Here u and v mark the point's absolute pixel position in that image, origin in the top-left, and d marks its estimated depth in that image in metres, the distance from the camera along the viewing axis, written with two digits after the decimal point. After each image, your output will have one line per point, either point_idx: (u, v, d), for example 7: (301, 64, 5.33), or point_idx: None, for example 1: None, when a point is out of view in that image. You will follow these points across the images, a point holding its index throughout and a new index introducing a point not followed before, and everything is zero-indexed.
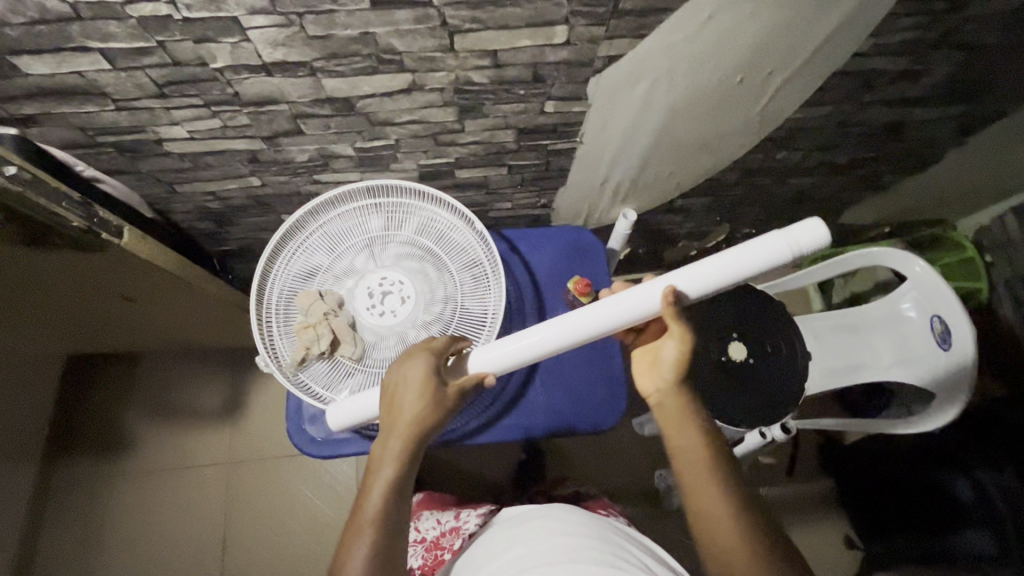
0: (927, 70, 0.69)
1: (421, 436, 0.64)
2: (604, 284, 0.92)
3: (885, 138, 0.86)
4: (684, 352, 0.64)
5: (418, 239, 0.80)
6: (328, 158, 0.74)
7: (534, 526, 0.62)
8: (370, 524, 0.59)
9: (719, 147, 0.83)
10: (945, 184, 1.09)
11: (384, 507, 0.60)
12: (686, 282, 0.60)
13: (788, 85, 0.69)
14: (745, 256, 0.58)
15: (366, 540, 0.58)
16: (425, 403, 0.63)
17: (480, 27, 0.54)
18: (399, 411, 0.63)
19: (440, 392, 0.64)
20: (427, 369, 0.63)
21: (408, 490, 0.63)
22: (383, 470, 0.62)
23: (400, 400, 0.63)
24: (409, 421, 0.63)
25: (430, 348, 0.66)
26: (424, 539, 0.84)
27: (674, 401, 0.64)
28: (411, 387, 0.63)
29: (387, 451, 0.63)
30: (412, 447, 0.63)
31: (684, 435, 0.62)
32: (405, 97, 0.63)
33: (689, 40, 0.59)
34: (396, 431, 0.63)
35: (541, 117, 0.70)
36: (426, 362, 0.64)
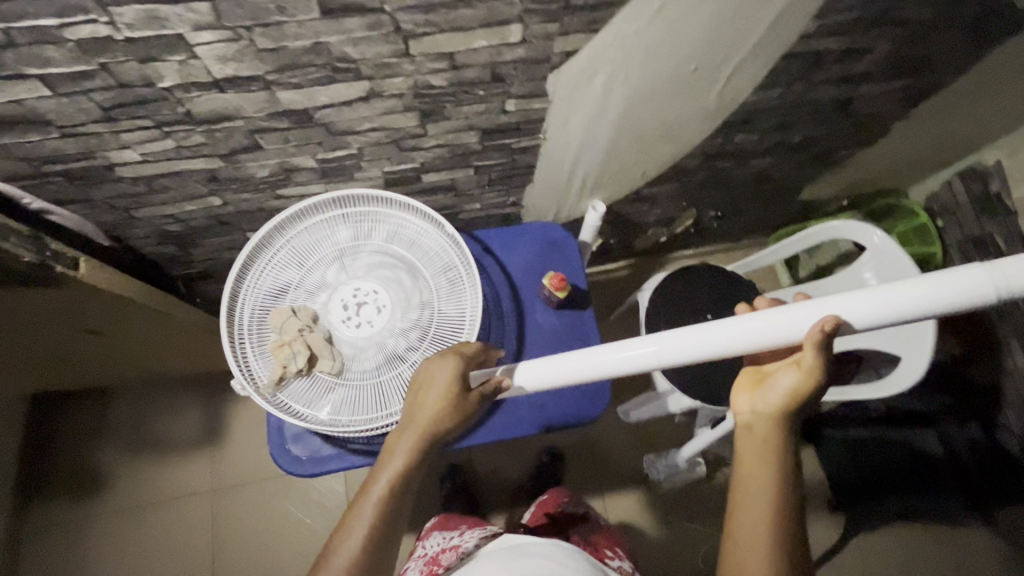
0: (870, 48, 0.72)
1: (436, 435, 0.65)
2: (579, 276, 0.93)
3: (837, 114, 0.89)
4: (805, 388, 0.59)
5: (390, 246, 0.80)
6: (290, 172, 0.73)
7: (534, 564, 0.64)
8: (375, 505, 0.62)
9: (679, 133, 0.84)
10: (896, 154, 1.13)
11: (389, 495, 0.63)
12: (856, 310, 0.51)
13: (740, 70, 0.71)
14: (937, 287, 0.49)
15: (367, 519, 0.61)
16: (445, 405, 0.64)
17: (434, 30, 0.53)
18: (422, 406, 0.65)
19: (461, 395, 0.66)
20: (454, 374, 0.65)
21: (413, 483, 0.65)
22: (396, 460, 0.64)
23: (423, 398, 0.65)
24: (428, 420, 0.64)
25: (458, 352, 0.67)
26: (425, 554, 0.85)
27: (765, 426, 0.61)
28: (437, 387, 0.64)
29: (400, 442, 0.65)
30: (425, 444, 0.65)
31: (756, 460, 0.59)
32: (364, 105, 0.62)
33: (642, 33, 0.60)
34: (414, 428, 0.65)
35: (502, 117, 0.70)
36: (453, 366, 0.65)
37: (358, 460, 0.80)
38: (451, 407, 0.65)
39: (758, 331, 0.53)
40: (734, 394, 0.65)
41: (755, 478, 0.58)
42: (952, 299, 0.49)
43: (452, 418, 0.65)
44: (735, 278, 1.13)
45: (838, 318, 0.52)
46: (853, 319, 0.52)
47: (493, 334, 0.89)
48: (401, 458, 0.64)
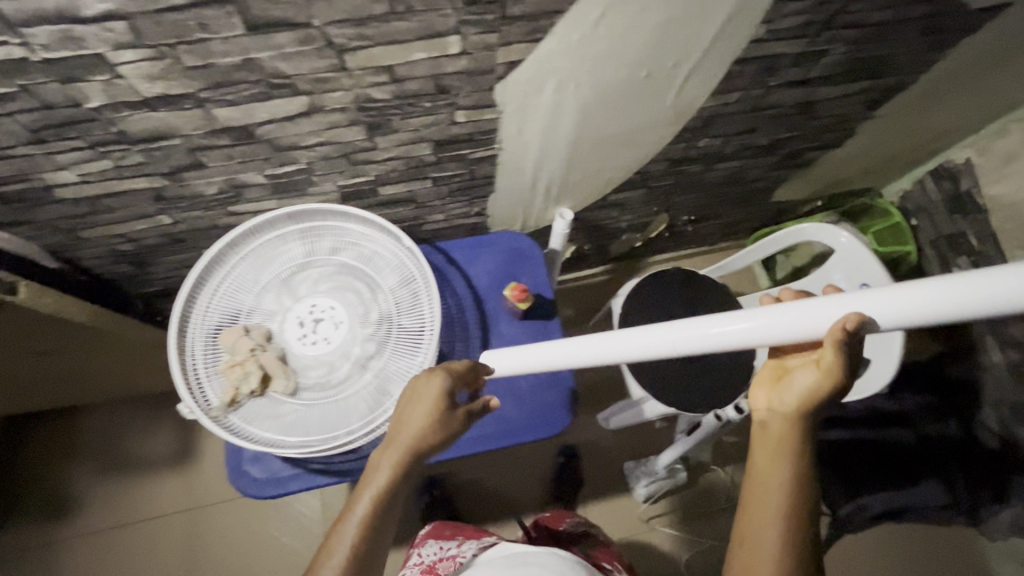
0: (824, 51, 0.71)
1: (421, 453, 0.64)
2: (546, 285, 0.92)
3: (799, 117, 0.88)
4: (822, 388, 0.57)
5: (348, 261, 0.79)
6: (239, 188, 0.71)
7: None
8: (358, 523, 0.62)
9: (640, 139, 0.83)
10: (866, 154, 1.13)
11: (372, 513, 0.62)
12: (882, 307, 0.45)
13: (694, 75, 0.70)
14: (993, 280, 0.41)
15: (351, 536, 0.61)
16: (431, 423, 0.63)
17: (369, 44, 0.52)
18: (405, 423, 0.63)
19: (448, 413, 0.64)
20: (441, 391, 0.63)
21: (398, 499, 0.64)
22: (380, 476, 0.63)
23: (408, 415, 0.63)
24: (412, 437, 0.62)
25: (448, 368, 0.64)
26: (422, 563, 0.84)
27: (783, 426, 0.60)
28: (421, 404, 0.63)
29: (384, 459, 0.64)
30: (410, 462, 0.63)
31: (771, 466, 0.58)
32: (306, 120, 0.61)
33: (586, 42, 0.59)
34: (398, 446, 0.63)
35: (454, 128, 0.69)
36: (440, 383, 0.63)
37: (318, 479, 0.78)
38: (437, 425, 0.63)
39: (763, 327, 0.49)
40: (753, 390, 0.64)
41: (768, 485, 0.58)
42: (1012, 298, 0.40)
43: (437, 436, 0.63)
44: (708, 281, 1.12)
45: (862, 317, 0.46)
46: (878, 316, 0.45)
47: (457, 347, 0.87)
48: (386, 475, 0.63)
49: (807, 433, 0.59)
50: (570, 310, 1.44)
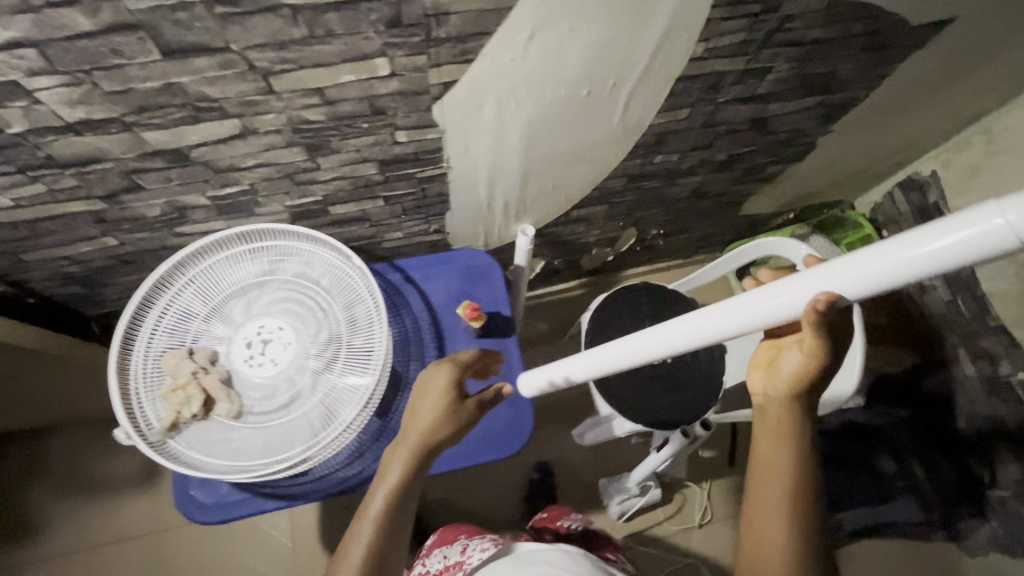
0: (768, 68, 0.71)
1: (431, 448, 0.65)
2: (504, 303, 0.91)
3: (754, 132, 0.88)
4: (811, 370, 0.57)
5: (299, 281, 0.78)
6: (183, 210, 0.71)
7: (538, 574, 0.63)
8: (372, 520, 0.63)
9: (594, 155, 0.83)
10: (831, 167, 1.13)
11: (385, 511, 0.63)
12: (846, 281, 0.39)
13: (638, 93, 0.70)
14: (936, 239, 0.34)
15: (365, 534, 0.62)
16: (441, 414, 0.66)
17: (293, 67, 0.52)
18: (417, 419, 0.66)
19: (457, 404, 0.67)
20: (448, 380, 0.67)
21: (411, 496, 0.65)
22: (391, 474, 0.65)
23: (419, 407, 0.67)
24: (423, 432, 0.65)
25: (454, 359, 0.70)
26: (429, 572, 0.86)
27: (780, 410, 0.60)
28: (432, 397, 0.66)
29: (396, 455, 0.65)
30: (421, 457, 0.65)
31: (775, 453, 0.59)
32: (241, 142, 0.61)
33: (519, 62, 0.59)
34: (409, 439, 0.65)
35: (396, 148, 0.69)
36: (447, 372, 0.68)
37: (266, 504, 0.77)
38: (446, 416, 0.66)
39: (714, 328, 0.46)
40: (749, 371, 0.64)
41: (771, 470, 0.59)
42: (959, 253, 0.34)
43: (446, 429, 0.66)
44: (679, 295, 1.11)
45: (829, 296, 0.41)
46: (846, 292, 0.40)
47: (412, 366, 0.86)
48: (397, 471, 0.64)
49: (807, 415, 0.60)
50: (544, 325, 1.43)
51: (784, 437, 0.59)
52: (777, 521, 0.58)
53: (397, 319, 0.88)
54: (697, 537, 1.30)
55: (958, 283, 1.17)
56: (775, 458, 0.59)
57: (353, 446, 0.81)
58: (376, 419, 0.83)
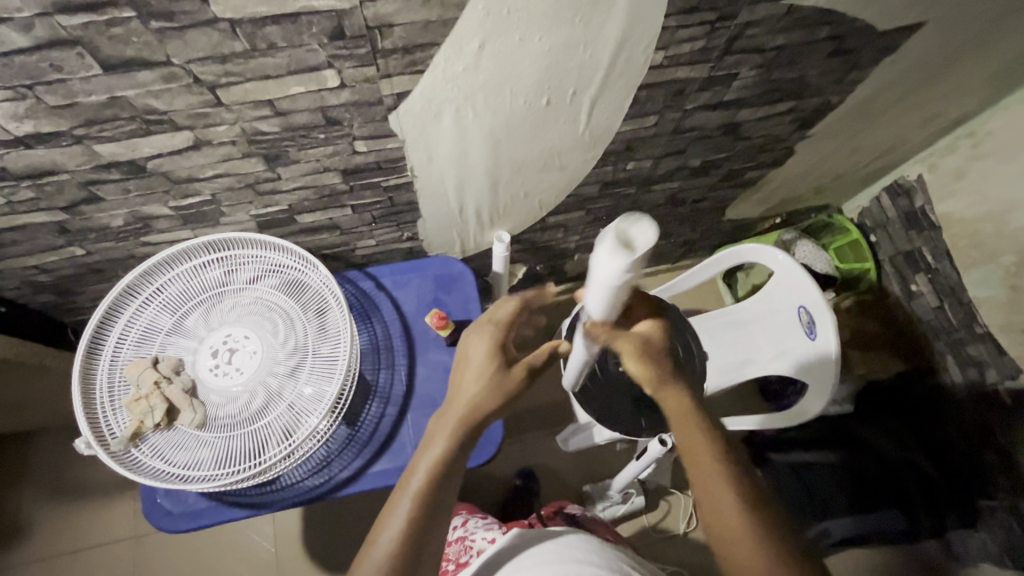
0: (733, 75, 0.71)
1: (480, 418, 0.66)
2: (476, 310, 0.91)
3: (728, 138, 0.87)
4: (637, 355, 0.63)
5: (267, 289, 0.78)
6: (147, 220, 0.71)
7: (552, 547, 0.68)
8: (414, 493, 0.61)
9: (564, 162, 0.82)
10: (813, 171, 1.11)
11: (429, 484, 0.61)
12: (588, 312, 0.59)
13: (600, 100, 0.69)
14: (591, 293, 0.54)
15: (406, 507, 0.60)
16: (487, 381, 0.67)
17: (240, 80, 0.52)
18: (461, 389, 0.68)
19: (503, 372, 0.69)
20: (492, 344, 0.69)
21: (456, 472, 0.64)
22: (435, 447, 0.64)
23: (464, 377, 0.69)
24: (470, 400, 0.67)
25: (495, 320, 0.71)
26: None
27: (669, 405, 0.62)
28: (474, 364, 0.69)
29: (443, 429, 0.66)
30: (467, 428, 0.66)
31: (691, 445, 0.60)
32: (197, 154, 0.61)
33: (472, 72, 0.58)
34: (456, 410, 0.66)
35: (357, 157, 0.69)
36: (489, 336, 0.70)
37: (233, 512, 0.77)
38: (493, 383, 0.67)
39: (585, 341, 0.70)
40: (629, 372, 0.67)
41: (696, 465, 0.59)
42: (602, 296, 0.53)
43: (494, 396, 0.67)
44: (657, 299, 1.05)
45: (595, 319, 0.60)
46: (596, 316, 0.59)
47: (382, 374, 0.86)
48: (442, 444, 0.64)
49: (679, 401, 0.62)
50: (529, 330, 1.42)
51: (686, 425, 0.61)
52: (718, 498, 0.57)
53: (368, 327, 0.88)
54: (682, 544, 1.28)
55: (944, 289, 1.15)
56: (694, 449, 0.59)
57: (321, 455, 0.81)
58: (345, 428, 0.83)
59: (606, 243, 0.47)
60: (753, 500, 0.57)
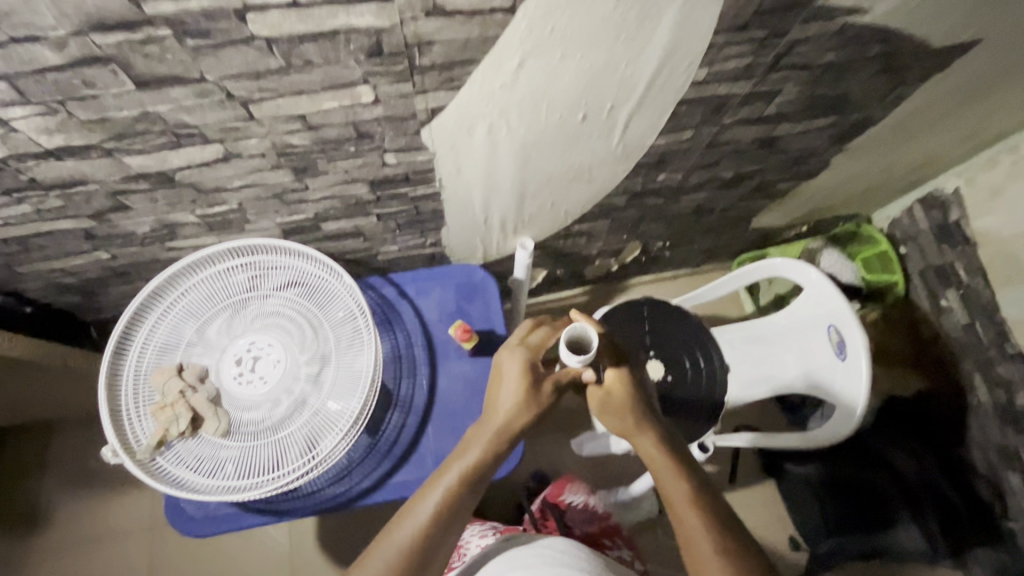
0: (776, 91, 0.68)
1: (513, 432, 0.65)
2: (499, 321, 0.90)
3: (763, 151, 0.84)
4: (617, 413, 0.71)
5: (291, 299, 0.78)
6: (173, 227, 0.70)
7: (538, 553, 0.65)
8: (445, 491, 0.61)
9: (593, 174, 0.80)
10: (846, 182, 1.08)
11: (461, 488, 0.61)
12: None
13: (638, 114, 0.66)
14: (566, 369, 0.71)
15: (433, 503, 0.60)
16: (524, 396, 0.66)
17: (273, 95, 0.51)
18: (497, 403, 0.67)
19: (537, 388, 0.68)
20: (524, 363, 0.68)
21: (482, 482, 0.63)
22: (469, 453, 0.63)
23: (501, 393, 0.67)
24: (507, 413, 0.66)
25: (527, 344, 0.71)
26: None
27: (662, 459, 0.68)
28: (512, 380, 0.67)
29: (480, 437, 0.65)
30: (503, 441, 0.65)
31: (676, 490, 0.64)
32: (226, 165, 0.60)
33: (509, 87, 0.56)
34: (493, 422, 0.66)
35: (386, 169, 0.67)
36: (522, 356, 0.69)
37: (254, 519, 0.77)
38: (528, 400, 0.66)
39: None
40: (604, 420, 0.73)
41: (686, 510, 0.63)
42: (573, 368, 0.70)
43: (528, 412, 0.66)
44: (684, 311, 1.02)
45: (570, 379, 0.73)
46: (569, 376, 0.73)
47: (402, 384, 0.85)
48: (477, 452, 0.63)
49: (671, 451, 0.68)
50: None
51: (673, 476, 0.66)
52: (696, 540, 0.60)
53: (390, 335, 0.87)
54: None
55: (975, 305, 1.12)
56: (674, 497, 0.64)
57: (342, 463, 0.80)
58: (366, 436, 0.83)
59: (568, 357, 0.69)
60: (733, 544, 0.60)
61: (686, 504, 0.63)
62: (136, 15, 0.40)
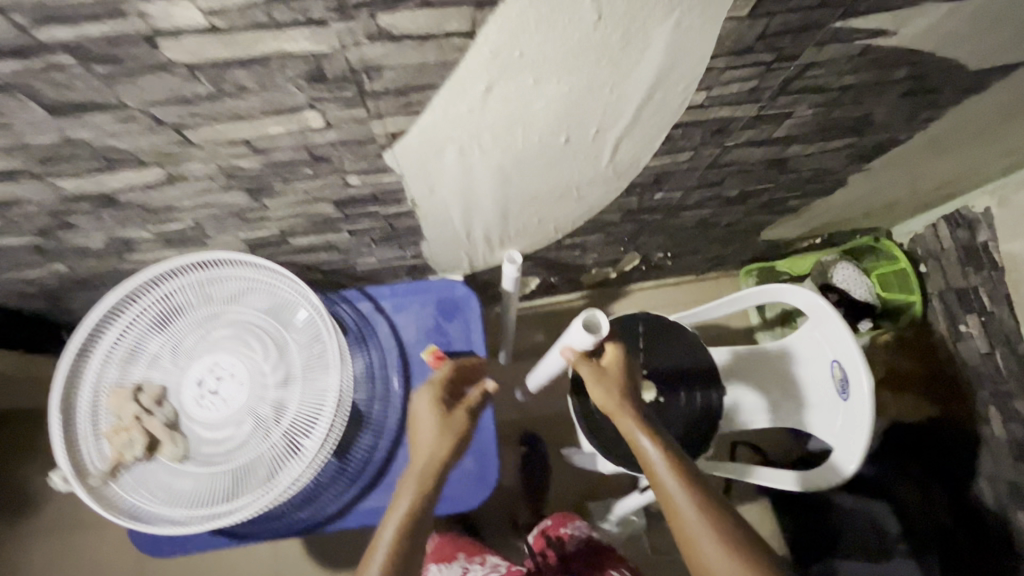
0: (787, 114, 0.61)
1: (444, 467, 0.66)
2: (479, 342, 0.85)
3: (771, 171, 0.77)
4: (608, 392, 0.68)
5: (258, 319, 0.74)
6: (128, 242, 0.66)
7: None
8: (388, 542, 0.59)
9: (583, 193, 0.73)
10: (864, 199, 1.00)
11: (400, 537, 0.60)
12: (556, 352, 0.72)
13: (628, 137, 0.60)
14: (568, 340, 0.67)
15: (382, 552, 0.59)
16: (435, 428, 0.68)
17: (208, 121, 0.45)
18: (419, 442, 0.68)
19: (448, 416, 0.70)
20: (431, 397, 0.71)
21: (424, 530, 0.62)
22: (401, 502, 0.63)
23: (421, 436, 0.69)
24: (428, 452, 0.66)
25: (432, 380, 0.74)
26: None
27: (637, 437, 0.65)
28: (422, 415, 0.70)
29: (408, 483, 0.65)
30: (431, 481, 0.65)
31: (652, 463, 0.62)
32: (172, 187, 0.55)
33: (476, 112, 0.50)
34: (416, 465, 0.66)
35: (351, 189, 0.62)
36: (428, 392, 0.72)
37: (216, 542, 0.75)
38: (441, 429, 0.68)
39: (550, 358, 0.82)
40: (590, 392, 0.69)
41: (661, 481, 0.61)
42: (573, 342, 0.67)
43: (447, 440, 0.67)
44: (686, 330, 0.96)
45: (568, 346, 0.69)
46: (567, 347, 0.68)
47: (375, 406, 0.81)
48: (409, 498, 0.63)
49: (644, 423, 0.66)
50: (539, 337, 1.35)
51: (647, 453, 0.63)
52: (675, 503, 0.58)
53: (365, 354, 0.83)
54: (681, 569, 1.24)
55: (996, 334, 1.04)
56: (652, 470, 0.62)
57: (308, 488, 0.78)
58: (335, 459, 0.79)
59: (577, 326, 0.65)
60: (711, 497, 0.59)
61: (661, 469, 0.61)
62: (28, 42, 0.35)
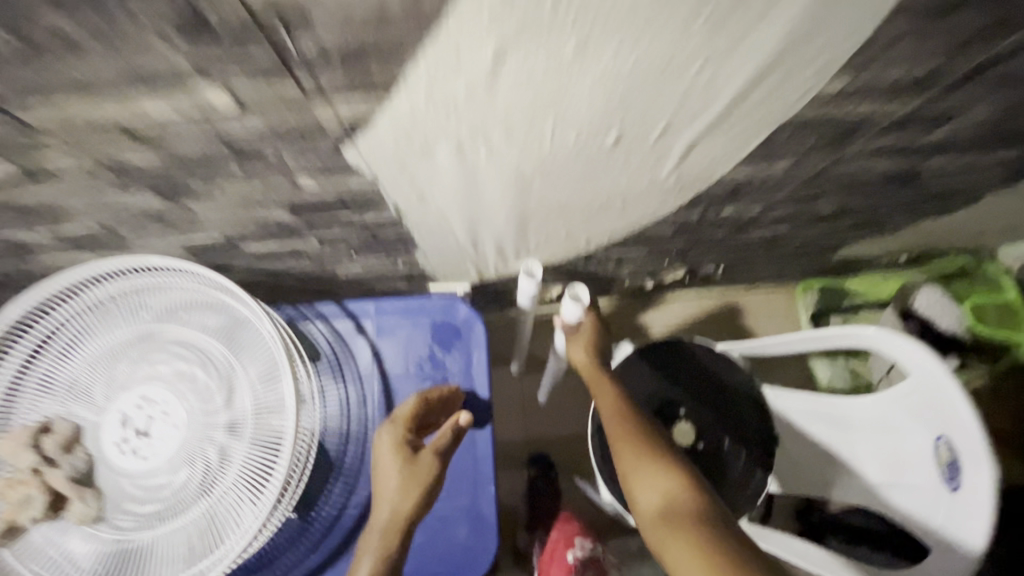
0: (950, 115, 0.41)
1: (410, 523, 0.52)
2: (482, 380, 0.68)
3: (887, 188, 0.57)
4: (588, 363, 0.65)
5: (201, 340, 0.54)
6: (25, 243, 0.51)
7: None
8: None
9: (631, 205, 0.54)
10: (983, 219, 0.79)
11: None
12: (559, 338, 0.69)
13: (711, 136, 0.40)
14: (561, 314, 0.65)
15: None
16: (398, 479, 0.53)
17: (44, 94, 0.28)
18: (381, 499, 0.53)
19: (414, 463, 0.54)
20: (393, 440, 0.56)
21: None
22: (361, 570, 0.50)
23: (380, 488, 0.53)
24: (391, 511, 0.52)
25: (394, 418, 0.58)
26: None
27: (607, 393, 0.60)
28: (384, 465, 0.54)
29: (370, 542, 0.52)
30: (396, 539, 0.51)
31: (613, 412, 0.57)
32: (42, 184, 0.38)
33: (478, 94, 0.31)
34: (377, 520, 0.52)
35: (307, 194, 0.44)
36: (389, 433, 0.56)
37: None
38: (405, 479, 0.53)
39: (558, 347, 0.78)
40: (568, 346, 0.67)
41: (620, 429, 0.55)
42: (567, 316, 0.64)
43: (414, 490, 0.52)
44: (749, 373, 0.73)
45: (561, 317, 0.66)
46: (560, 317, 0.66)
47: (349, 452, 0.66)
48: (370, 561, 0.50)
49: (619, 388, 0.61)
50: None
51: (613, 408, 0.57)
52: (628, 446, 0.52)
53: (340, 386, 0.67)
54: None
55: None
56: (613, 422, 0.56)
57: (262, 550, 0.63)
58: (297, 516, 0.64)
59: (564, 300, 0.63)
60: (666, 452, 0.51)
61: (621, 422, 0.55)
62: None
